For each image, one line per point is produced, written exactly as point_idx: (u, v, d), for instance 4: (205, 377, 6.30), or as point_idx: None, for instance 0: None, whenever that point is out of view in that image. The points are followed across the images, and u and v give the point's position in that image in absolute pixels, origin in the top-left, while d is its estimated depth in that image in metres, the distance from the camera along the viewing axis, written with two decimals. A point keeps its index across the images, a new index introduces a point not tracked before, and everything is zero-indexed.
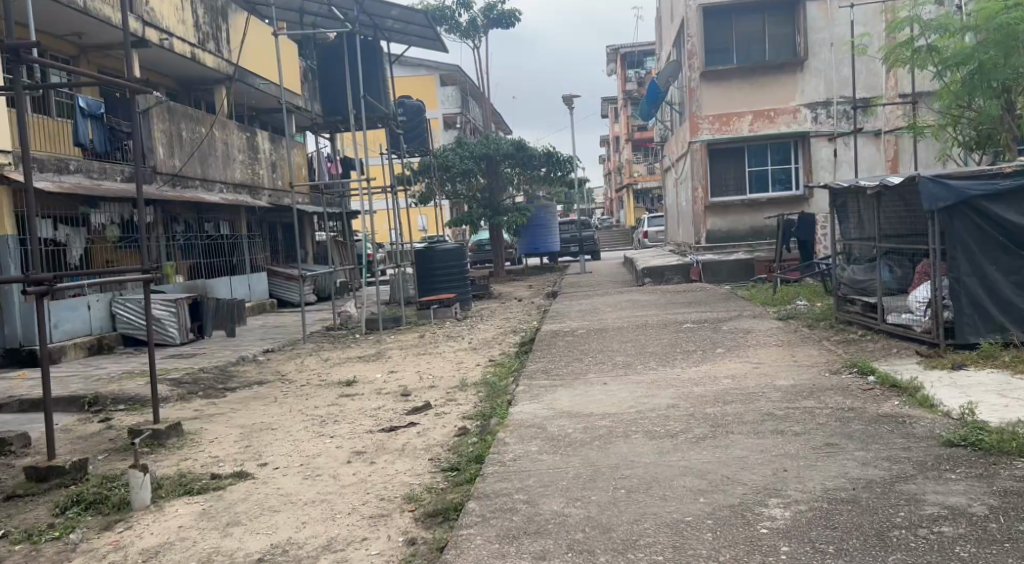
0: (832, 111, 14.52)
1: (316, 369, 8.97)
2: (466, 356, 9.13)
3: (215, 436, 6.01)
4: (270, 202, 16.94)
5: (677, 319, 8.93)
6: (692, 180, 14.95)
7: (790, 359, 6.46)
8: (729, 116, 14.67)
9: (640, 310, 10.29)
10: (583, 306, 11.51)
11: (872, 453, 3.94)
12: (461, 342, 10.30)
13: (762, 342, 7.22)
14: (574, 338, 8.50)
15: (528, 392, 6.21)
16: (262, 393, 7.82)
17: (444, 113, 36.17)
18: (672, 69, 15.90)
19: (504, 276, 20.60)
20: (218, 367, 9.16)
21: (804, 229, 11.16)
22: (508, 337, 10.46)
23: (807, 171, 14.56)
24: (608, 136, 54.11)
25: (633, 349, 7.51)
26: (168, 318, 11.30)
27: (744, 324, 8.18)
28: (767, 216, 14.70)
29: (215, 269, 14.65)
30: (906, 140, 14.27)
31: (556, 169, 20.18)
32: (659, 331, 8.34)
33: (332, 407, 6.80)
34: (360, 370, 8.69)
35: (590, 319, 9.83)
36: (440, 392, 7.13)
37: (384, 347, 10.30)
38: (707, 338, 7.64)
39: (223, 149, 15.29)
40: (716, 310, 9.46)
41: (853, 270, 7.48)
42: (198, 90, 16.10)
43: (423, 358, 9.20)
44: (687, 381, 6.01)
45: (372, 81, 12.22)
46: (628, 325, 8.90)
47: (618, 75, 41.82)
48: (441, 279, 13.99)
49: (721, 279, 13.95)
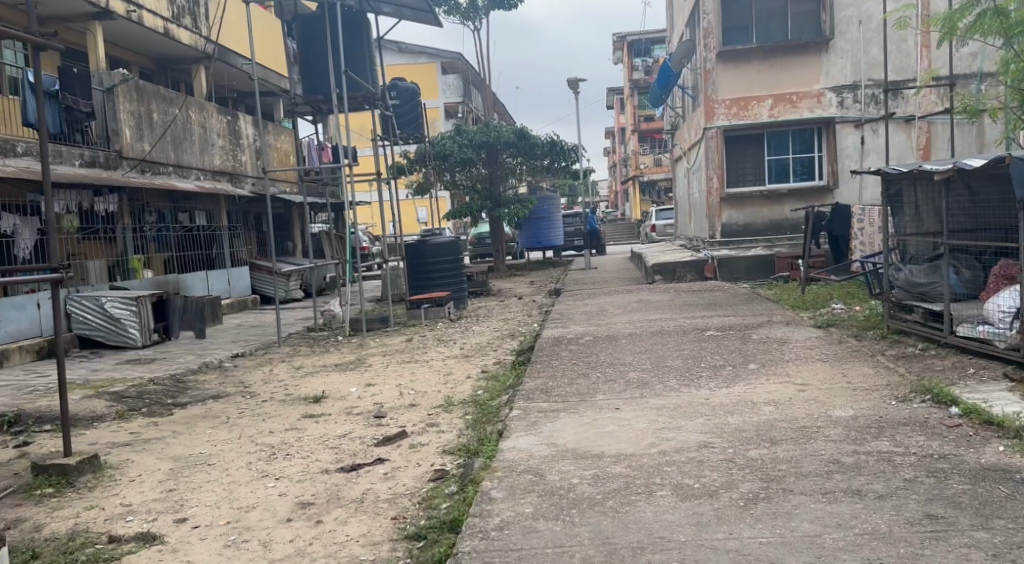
0: (859, 96, 13.24)
1: (285, 379, 7.85)
2: (457, 365, 8.00)
3: (137, 472, 4.92)
4: (253, 190, 15.79)
5: (698, 325, 7.79)
6: (706, 169, 13.82)
7: (843, 381, 5.33)
8: (747, 101, 13.45)
9: (654, 313, 9.13)
10: (589, 307, 10.36)
11: (1001, 538, 2.90)
12: (453, 348, 9.16)
13: (803, 357, 6.10)
14: (579, 347, 7.36)
15: (524, 420, 5.10)
16: (215, 411, 6.71)
17: (444, 102, 34.99)
18: (686, 51, 14.74)
19: (504, 271, 19.45)
20: (172, 377, 8.04)
21: (839, 221, 10.07)
22: (505, 342, 9.32)
23: (831, 160, 13.35)
24: (614, 128, 52.89)
25: (650, 363, 6.38)
26: (128, 318, 10.20)
27: (778, 332, 7.04)
28: (788, 208, 13.57)
29: (189, 263, 13.55)
30: (940, 127, 12.96)
31: (560, 159, 19.10)
32: (677, 340, 7.19)
33: (290, 432, 5.68)
34: (332, 381, 7.56)
35: (597, 323, 8.68)
36: (421, 414, 6.01)
37: (366, 353, 9.16)
38: (736, 349, 6.51)
39: (200, 133, 14.16)
40: (742, 315, 8.30)
41: (910, 271, 6.32)
42: (175, 69, 15.03)
43: (407, 367, 8.08)
44: (719, 410, 4.89)
45: (355, 57, 11.04)
46: (642, 332, 7.75)
47: (625, 64, 40.61)
48: (436, 276, 12.90)
49: (737, 275, 12.86)
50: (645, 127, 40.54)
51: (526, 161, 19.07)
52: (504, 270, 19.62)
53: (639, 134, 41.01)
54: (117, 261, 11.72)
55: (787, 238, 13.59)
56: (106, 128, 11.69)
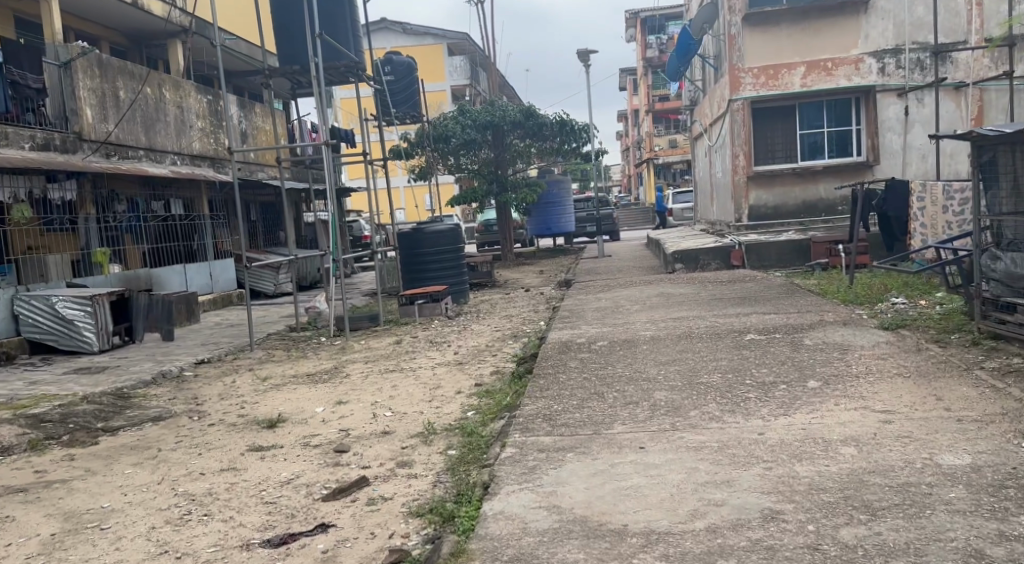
0: (902, 61, 11.89)
1: (245, 393, 6.62)
2: (448, 375, 6.80)
3: (6, 540, 3.70)
4: (237, 175, 14.55)
5: (736, 328, 6.50)
6: (731, 146, 12.46)
7: (939, 410, 4.10)
8: (777, 69, 12.12)
9: (678, 310, 7.89)
10: (602, 303, 9.13)
11: None
12: (447, 352, 7.95)
13: (879, 376, 4.82)
14: (593, 356, 6.12)
15: (521, 466, 3.87)
16: (148, 438, 5.47)
17: (452, 84, 33.65)
18: (707, 16, 13.93)
19: (512, 260, 18.21)
20: (113, 391, 6.81)
21: (893, 201, 8.76)
22: (507, 346, 8.09)
23: (871, 133, 11.98)
24: (627, 110, 51.41)
25: (683, 380, 5.12)
26: (82, 320, 8.96)
27: (838, 341, 5.76)
28: (822, 187, 12.24)
29: (166, 256, 12.34)
30: (993, 93, 11.70)
31: (570, 139, 17.82)
32: (712, 346, 5.94)
33: (225, 475, 4.46)
34: (298, 397, 6.34)
35: (613, 323, 7.43)
36: (395, 445, 4.79)
37: (346, 359, 7.95)
38: (786, 364, 5.26)
39: (177, 113, 12.90)
40: (785, 314, 7.01)
41: (1011, 260, 5.15)
42: (150, 46, 13.81)
43: (391, 377, 6.88)
44: (781, 455, 3.66)
45: (340, 23, 9.84)
46: (669, 336, 6.48)
47: (637, 43, 39.25)
48: (434, 267, 11.72)
49: (767, 263, 11.59)
50: (659, 108, 39.00)
51: (535, 143, 17.81)
52: (512, 259, 18.39)
53: (652, 114, 39.42)
54: (79, 255, 10.49)
55: (822, 221, 12.24)
56: (64, 107, 10.42)
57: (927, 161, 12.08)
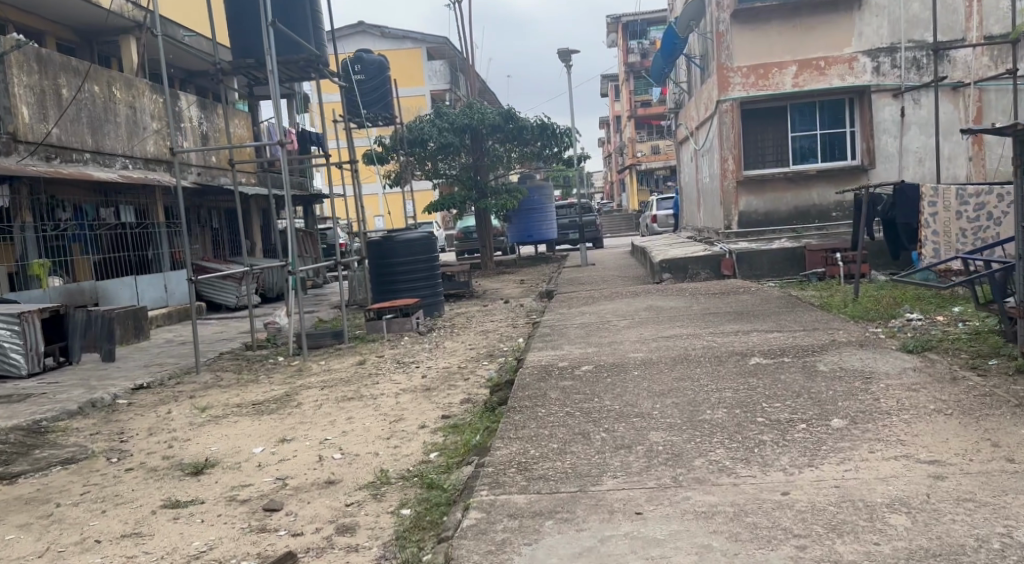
0: (898, 60, 11.21)
1: (177, 428, 5.77)
2: (412, 405, 5.99)
3: None
4: (196, 181, 13.67)
5: (739, 351, 5.73)
6: (720, 148, 11.73)
7: (1000, 462, 3.38)
8: (767, 68, 11.38)
9: (670, 327, 7.14)
10: (586, 318, 8.35)
11: None
12: (414, 375, 7.12)
13: (915, 414, 4.07)
14: (577, 384, 5.31)
15: (486, 540, 3.10)
16: (52, 488, 4.62)
17: (431, 89, 33.16)
18: (692, 13, 13.28)
19: (492, 269, 17.40)
20: (26, 426, 5.92)
21: (902, 206, 8.06)
22: (481, 367, 7.29)
23: (866, 136, 11.28)
24: (610, 116, 50.85)
25: (684, 417, 4.33)
26: (8, 339, 8.02)
27: (858, 367, 5.01)
28: (816, 193, 11.51)
29: (116, 268, 11.44)
30: (993, 93, 11.00)
31: (551, 143, 17.05)
32: (713, 374, 5.17)
33: (124, 544, 3.65)
34: (237, 433, 5.51)
35: (598, 344, 6.65)
36: (338, 501, 3.98)
37: (300, 384, 7.10)
38: (803, 397, 4.50)
39: (128, 114, 12.02)
40: (791, 334, 6.26)
41: None
42: (101, 43, 12.95)
43: (347, 407, 6.06)
44: (816, 528, 2.94)
45: (298, 16, 9.06)
46: (663, 360, 5.70)
47: (619, 47, 38.72)
48: (406, 279, 10.91)
49: (760, 273, 10.85)
50: (641, 114, 38.44)
51: (514, 148, 17.10)
52: (491, 268, 17.59)
53: (635, 120, 38.77)
54: (14, 268, 9.57)
55: (816, 228, 11.53)
56: None
57: (925, 165, 11.37)
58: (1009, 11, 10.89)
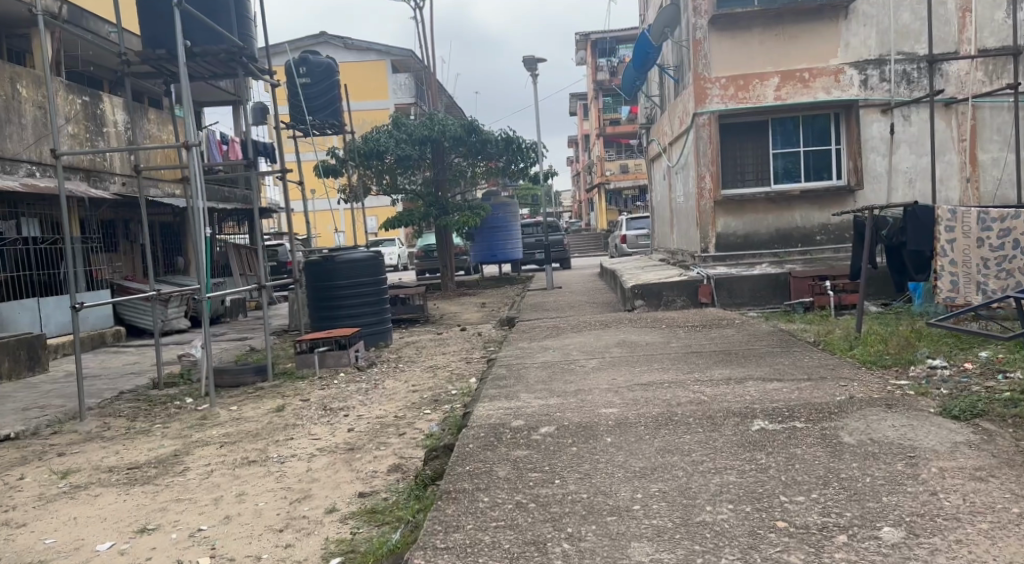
0: (887, 73, 10.00)
1: (16, 511, 4.49)
2: (327, 475, 4.75)
3: None
4: (118, 192, 12.27)
5: (736, 410, 4.57)
6: (695, 166, 10.46)
7: None
8: (747, 79, 10.13)
9: (647, 372, 5.99)
10: (549, 355, 7.17)
11: None
12: (338, 428, 5.87)
13: (997, 522, 3.04)
14: (532, 456, 4.10)
15: None
16: None
17: (395, 103, 31.95)
18: (668, 19, 12.30)
19: (451, 291, 16.18)
20: None
21: (914, 231, 6.91)
22: (422, 416, 6.08)
23: (852, 154, 10.06)
24: (578, 136, 50.01)
25: (675, 518, 3.21)
26: None
27: (893, 439, 3.90)
28: (799, 215, 10.30)
29: (18, 290, 10.11)
30: (988, 112, 9.79)
31: (517, 159, 15.92)
32: (706, 445, 4.02)
33: None
34: (88, 522, 4.26)
35: (563, 394, 5.46)
36: None
37: (196, 440, 5.82)
38: (829, 489, 3.38)
39: (36, 115, 10.68)
40: (795, 386, 5.13)
41: None
42: (12, 35, 11.61)
43: (243, 478, 4.81)
44: None
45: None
46: (642, 422, 4.51)
47: (588, 65, 37.95)
48: (347, 305, 9.65)
49: (741, 301, 9.74)
50: (610, 132, 37.49)
51: (478, 162, 15.96)
52: (451, 290, 16.35)
53: (603, 138, 37.90)
54: None
55: (799, 252, 10.29)
56: None
57: (916, 187, 10.13)
58: (1005, 25, 9.74)
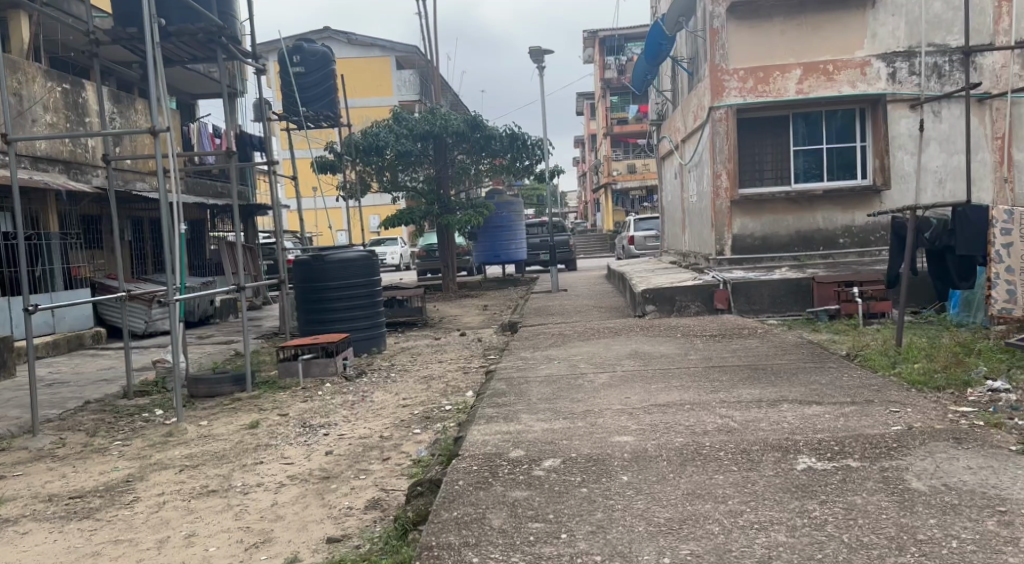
0: (917, 66, 9.27)
1: None
2: (294, 511, 4.08)
3: None
4: (99, 186, 11.58)
5: (775, 444, 3.87)
6: (710, 162, 9.71)
7: None
8: (768, 70, 9.39)
9: (666, 391, 5.28)
10: (555, 368, 6.47)
11: None
12: (314, 451, 5.19)
13: None
14: (534, 499, 3.41)
15: None
16: None
17: (399, 99, 31.08)
18: (683, 9, 11.62)
19: (453, 293, 15.47)
20: None
21: (964, 236, 6.24)
22: (410, 437, 5.39)
23: (879, 152, 9.34)
24: (585, 136, 49.20)
25: None
26: None
27: (972, 486, 3.22)
28: (821, 217, 9.58)
29: None
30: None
31: (522, 156, 15.20)
32: (743, 490, 3.32)
33: None
34: None
35: (570, 416, 4.76)
36: None
37: (155, 462, 5.14)
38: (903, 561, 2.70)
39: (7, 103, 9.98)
40: (839, 411, 4.43)
41: None
42: None
43: (196, 513, 4.14)
44: None
45: None
46: (664, 457, 3.81)
47: (596, 63, 37.21)
48: (337, 308, 8.96)
49: (760, 308, 9.01)
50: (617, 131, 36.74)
51: (482, 159, 15.26)
52: (452, 291, 15.64)
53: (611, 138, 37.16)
54: None
55: (822, 256, 9.56)
56: None
57: (947, 188, 9.40)
58: None
